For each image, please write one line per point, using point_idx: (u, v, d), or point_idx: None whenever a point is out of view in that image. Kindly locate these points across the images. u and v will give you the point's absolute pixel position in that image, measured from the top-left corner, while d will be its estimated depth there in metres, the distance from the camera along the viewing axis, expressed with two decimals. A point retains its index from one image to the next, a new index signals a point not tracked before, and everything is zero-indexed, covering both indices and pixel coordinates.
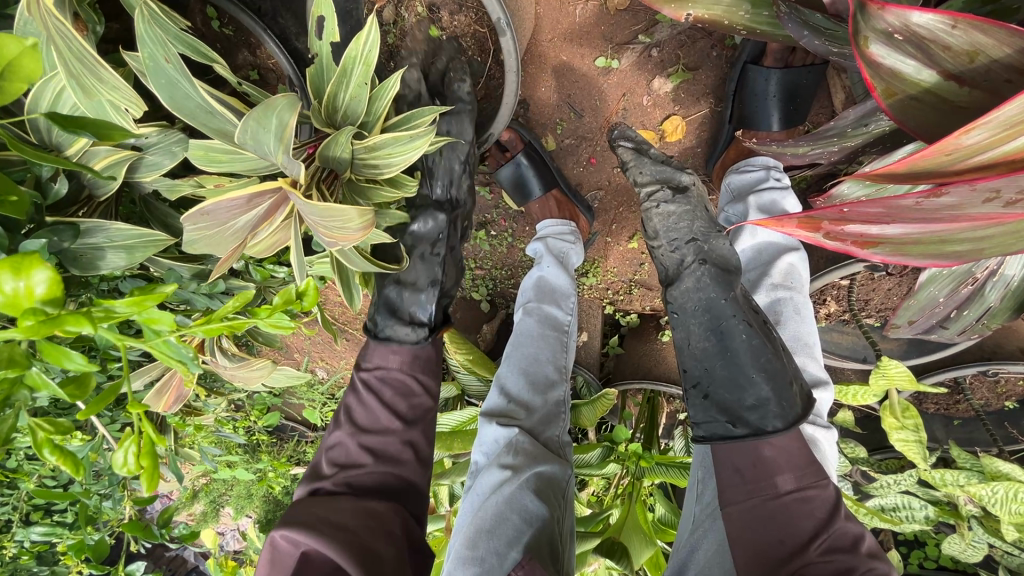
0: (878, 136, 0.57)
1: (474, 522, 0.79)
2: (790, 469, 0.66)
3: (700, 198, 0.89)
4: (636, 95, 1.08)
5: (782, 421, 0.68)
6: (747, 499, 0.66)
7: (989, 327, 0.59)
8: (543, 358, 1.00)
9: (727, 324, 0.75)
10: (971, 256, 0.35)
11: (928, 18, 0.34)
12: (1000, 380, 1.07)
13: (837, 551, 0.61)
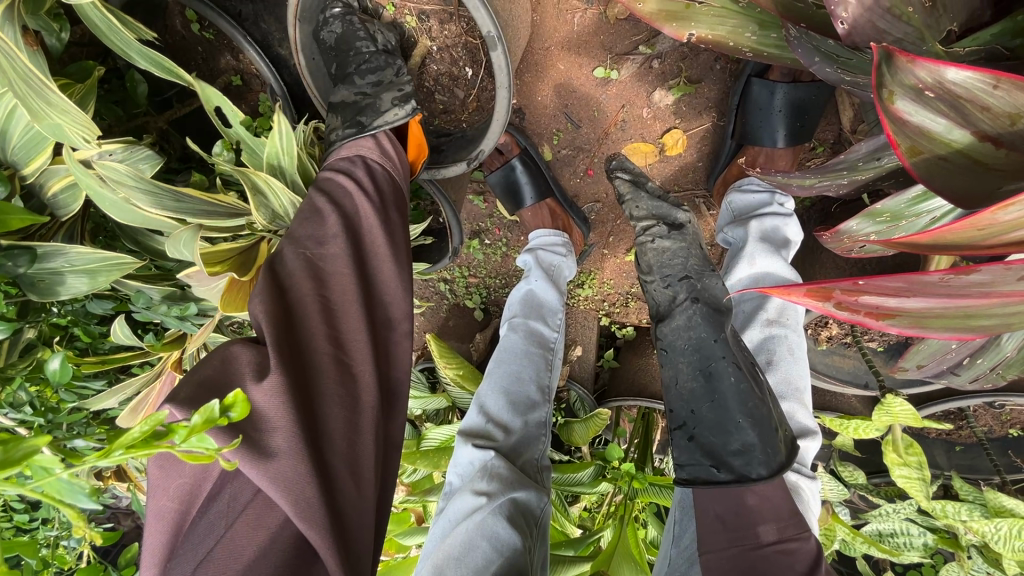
0: (890, 170, 0.54)
1: (444, 549, 0.76)
2: (768, 518, 0.67)
3: (695, 235, 0.93)
4: (636, 107, 1.04)
5: (765, 469, 0.68)
6: (727, 547, 0.66)
7: (1004, 377, 0.55)
8: (525, 378, 0.96)
9: (715, 365, 0.76)
10: (999, 331, 0.31)
11: (965, 75, 0.30)
12: (1005, 408, 1.04)
13: None
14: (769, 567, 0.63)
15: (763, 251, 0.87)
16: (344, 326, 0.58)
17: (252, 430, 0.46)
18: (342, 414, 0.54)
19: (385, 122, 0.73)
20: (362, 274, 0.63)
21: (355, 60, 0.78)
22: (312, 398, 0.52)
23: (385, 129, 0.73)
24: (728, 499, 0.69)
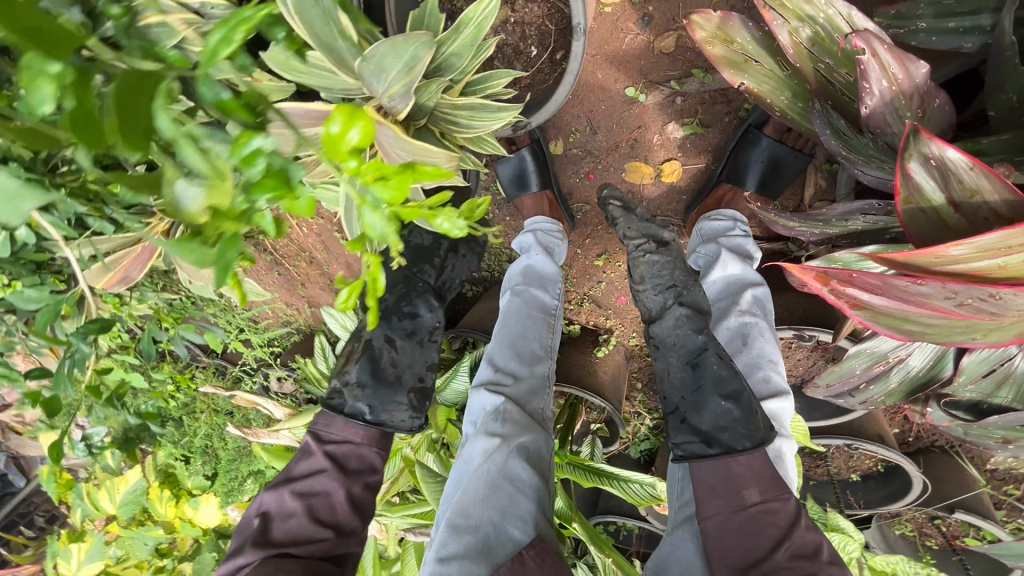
0: (851, 231, 0.71)
1: (470, 492, 0.96)
2: (753, 485, 0.84)
3: (679, 250, 1.08)
4: (649, 131, 1.18)
5: (747, 442, 0.86)
6: (720, 513, 0.84)
7: (883, 402, 0.75)
8: (530, 335, 1.15)
9: (701, 358, 0.95)
10: (918, 335, 0.47)
11: (958, 156, 0.49)
12: (854, 454, 1.30)
13: (800, 557, 0.79)
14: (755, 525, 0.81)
15: (732, 258, 1.06)
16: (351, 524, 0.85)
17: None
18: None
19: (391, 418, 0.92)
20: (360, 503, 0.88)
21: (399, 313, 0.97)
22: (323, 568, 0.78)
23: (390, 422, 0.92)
24: (723, 473, 0.86)
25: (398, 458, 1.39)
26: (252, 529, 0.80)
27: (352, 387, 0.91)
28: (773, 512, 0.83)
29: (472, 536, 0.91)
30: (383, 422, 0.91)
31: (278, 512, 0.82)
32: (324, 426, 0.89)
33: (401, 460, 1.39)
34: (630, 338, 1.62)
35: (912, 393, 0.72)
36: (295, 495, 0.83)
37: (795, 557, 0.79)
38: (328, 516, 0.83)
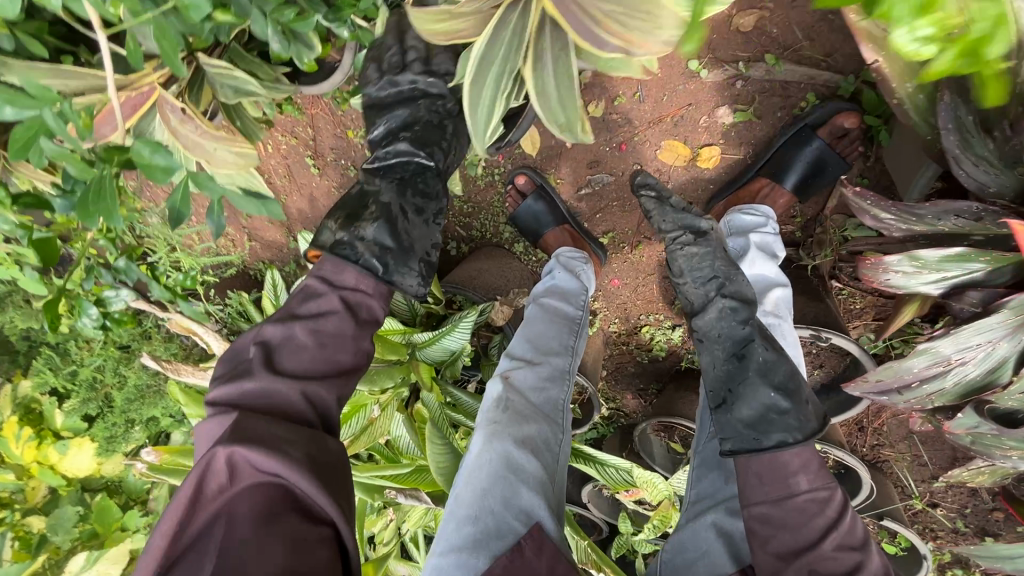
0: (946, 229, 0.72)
1: (474, 481, 0.99)
2: (801, 473, 0.88)
3: (718, 240, 1.08)
4: (699, 111, 1.15)
5: (792, 435, 0.90)
6: (766, 497, 0.88)
7: (930, 403, 0.77)
8: (549, 334, 1.22)
9: (749, 351, 0.97)
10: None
11: None
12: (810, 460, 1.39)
13: (845, 545, 0.84)
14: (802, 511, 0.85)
15: (762, 258, 1.08)
16: (340, 358, 0.88)
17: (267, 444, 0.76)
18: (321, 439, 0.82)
19: (404, 284, 0.94)
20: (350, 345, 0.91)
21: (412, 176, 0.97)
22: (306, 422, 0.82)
23: (401, 288, 0.94)
24: (771, 462, 0.89)
25: (368, 410, 1.27)
26: (258, 358, 0.84)
27: (366, 244, 0.92)
28: (819, 502, 0.87)
29: (472, 526, 0.94)
30: (394, 282, 0.93)
31: (285, 344, 0.86)
32: (332, 272, 0.90)
33: (371, 413, 1.26)
34: (612, 322, 1.61)
35: (962, 398, 0.75)
36: (305, 332, 0.86)
37: (837, 545, 0.84)
38: (329, 361, 0.87)
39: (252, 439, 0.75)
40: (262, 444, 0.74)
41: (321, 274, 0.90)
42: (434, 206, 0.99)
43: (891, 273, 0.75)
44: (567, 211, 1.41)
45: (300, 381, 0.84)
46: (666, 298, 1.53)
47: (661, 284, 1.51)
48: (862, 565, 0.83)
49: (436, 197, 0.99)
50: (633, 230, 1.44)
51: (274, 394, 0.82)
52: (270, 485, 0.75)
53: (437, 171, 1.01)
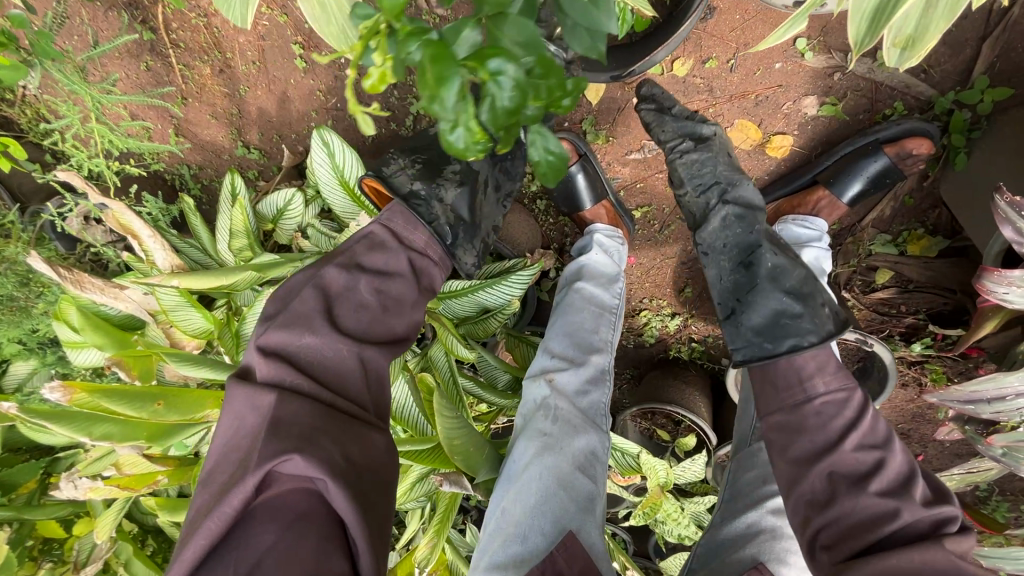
0: None
1: (520, 497, 0.83)
2: (817, 375, 0.85)
3: (721, 146, 1.08)
4: (786, 94, 1.11)
5: (809, 338, 0.88)
6: (781, 404, 0.87)
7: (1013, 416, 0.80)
8: (589, 327, 1.05)
9: (756, 257, 0.98)
10: None
11: None
12: None
13: (868, 448, 0.80)
14: (813, 416, 0.83)
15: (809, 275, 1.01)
16: (395, 322, 0.82)
17: (285, 428, 0.64)
18: (348, 432, 0.69)
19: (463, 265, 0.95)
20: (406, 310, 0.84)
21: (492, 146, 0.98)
22: (340, 404, 0.71)
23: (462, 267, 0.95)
24: (786, 370, 0.88)
25: None
26: (316, 305, 0.76)
27: (443, 207, 0.92)
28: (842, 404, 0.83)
29: (518, 549, 0.79)
30: (455, 254, 0.93)
31: (345, 297, 0.78)
32: (402, 226, 0.87)
33: None
34: None
35: None
36: (369, 290, 0.80)
37: (860, 446, 0.80)
38: (386, 327, 0.81)
39: (302, 435, 0.64)
40: (277, 428, 0.64)
41: (391, 226, 0.86)
42: (491, 189, 1.00)
43: (1007, 288, 0.77)
44: (606, 183, 1.28)
45: (354, 343, 0.76)
46: (674, 286, 1.48)
47: (673, 271, 1.46)
48: (888, 463, 0.78)
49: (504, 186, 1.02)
50: (665, 209, 1.36)
51: (331, 359, 0.73)
52: (310, 487, 0.65)
53: (519, 148, 1.01)
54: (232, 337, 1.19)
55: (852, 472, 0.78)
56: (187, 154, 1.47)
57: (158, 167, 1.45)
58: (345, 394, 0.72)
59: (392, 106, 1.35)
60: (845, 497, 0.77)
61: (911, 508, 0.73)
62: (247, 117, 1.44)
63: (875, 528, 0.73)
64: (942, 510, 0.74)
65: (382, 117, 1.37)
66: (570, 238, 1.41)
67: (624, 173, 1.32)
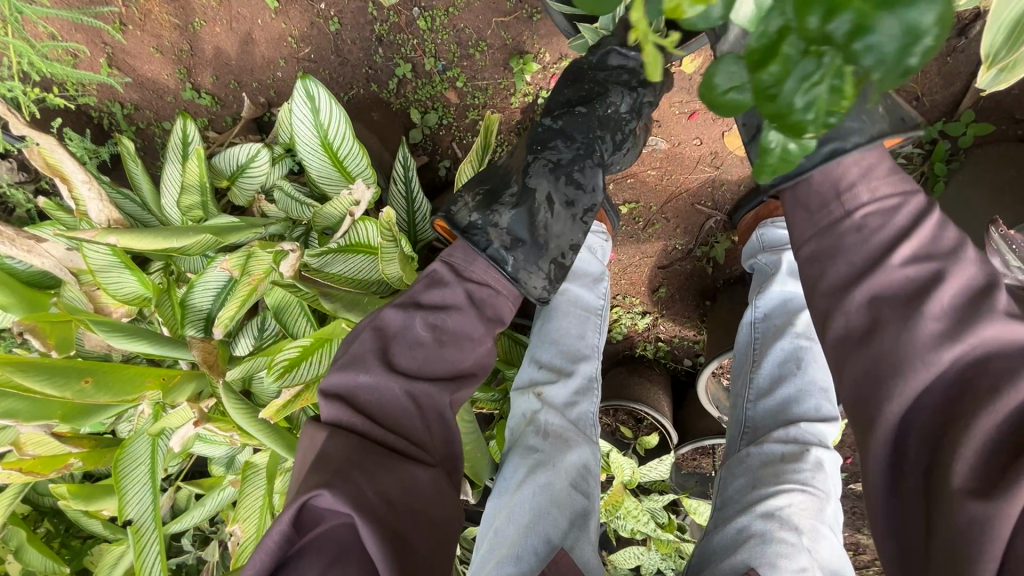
0: None
1: (514, 514, 0.80)
2: (861, 182, 0.63)
3: None
4: None
5: (851, 142, 0.64)
6: (815, 227, 0.65)
7: None
8: (575, 335, 0.99)
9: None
10: None
11: None
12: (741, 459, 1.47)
13: (922, 261, 0.56)
14: (852, 236, 0.61)
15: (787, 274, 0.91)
16: (457, 356, 0.74)
17: (324, 463, 0.60)
18: (393, 469, 0.62)
19: (528, 286, 0.83)
20: (467, 341, 0.75)
21: (554, 156, 0.87)
22: (389, 442, 0.65)
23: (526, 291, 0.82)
24: (825, 187, 0.65)
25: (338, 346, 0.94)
26: (371, 343, 0.71)
27: (499, 231, 0.81)
28: (885, 214, 0.60)
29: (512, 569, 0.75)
30: (517, 279, 0.81)
31: (402, 333, 0.72)
32: (462, 261, 0.78)
33: None
34: None
35: None
36: (424, 326, 0.73)
37: (923, 265, 0.56)
38: (446, 363, 0.73)
39: (335, 469, 0.59)
40: (317, 466, 0.60)
41: (450, 260, 0.78)
42: (559, 200, 0.86)
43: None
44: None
45: (408, 380, 0.69)
46: (649, 285, 1.46)
47: (650, 271, 1.44)
48: (950, 276, 0.55)
49: (582, 196, 0.87)
50: (651, 207, 1.35)
51: (384, 399, 0.68)
52: (350, 530, 0.58)
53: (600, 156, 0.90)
54: (173, 306, 1.01)
55: (901, 292, 0.56)
56: (124, 90, 1.26)
57: (85, 100, 1.24)
58: (399, 433, 0.67)
59: (375, 64, 1.23)
60: (892, 322, 0.55)
61: (980, 330, 0.51)
62: (201, 56, 1.25)
63: (939, 369, 0.52)
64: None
65: (362, 76, 1.24)
66: None
67: None
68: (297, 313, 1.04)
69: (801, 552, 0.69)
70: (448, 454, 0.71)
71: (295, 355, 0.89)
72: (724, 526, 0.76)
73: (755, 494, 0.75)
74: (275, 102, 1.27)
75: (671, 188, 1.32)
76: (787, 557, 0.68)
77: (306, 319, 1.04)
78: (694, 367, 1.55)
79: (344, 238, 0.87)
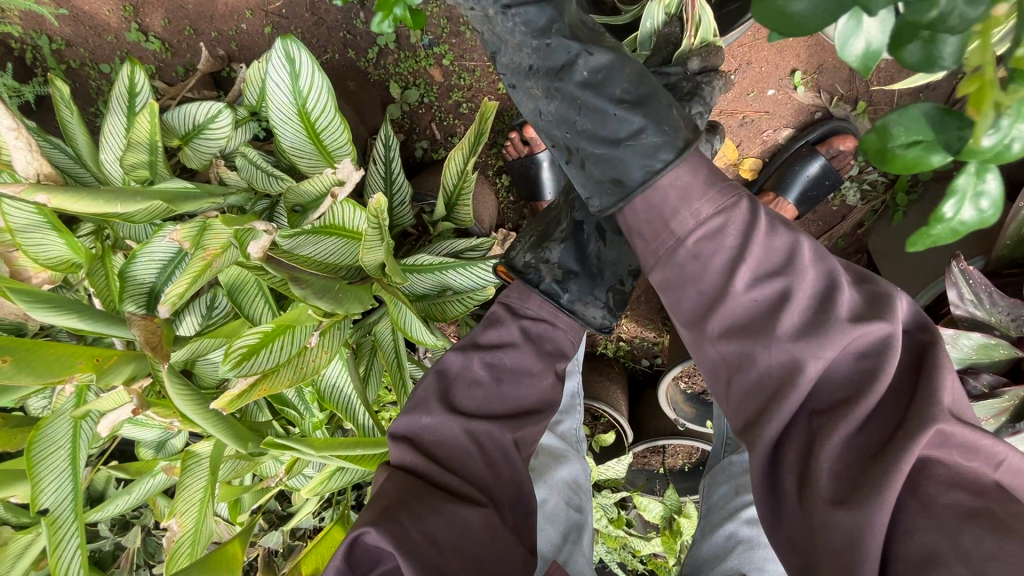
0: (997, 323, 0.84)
1: None
2: (682, 206, 0.59)
3: None
4: (769, 120, 1.13)
5: (646, 171, 0.62)
6: (658, 261, 0.61)
7: None
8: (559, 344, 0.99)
9: (567, 71, 0.69)
10: None
11: None
12: (688, 459, 1.52)
13: (767, 274, 0.55)
14: (691, 265, 0.58)
15: None
16: (516, 393, 0.74)
17: (376, 501, 0.63)
18: (443, 510, 0.63)
19: (586, 318, 0.80)
20: (524, 379, 0.75)
21: None
22: (443, 482, 0.66)
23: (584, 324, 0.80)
24: (648, 221, 0.62)
25: (301, 334, 0.87)
26: (433, 386, 0.73)
27: (550, 267, 0.80)
28: (716, 237, 0.57)
29: None
30: (574, 313, 0.79)
31: (462, 376, 0.74)
32: (519, 299, 0.78)
33: (306, 339, 0.87)
34: None
35: None
36: (481, 365, 0.74)
37: (772, 290, 0.54)
38: (508, 401, 0.73)
39: (384, 506, 0.61)
40: (371, 506, 0.63)
41: (507, 301, 0.78)
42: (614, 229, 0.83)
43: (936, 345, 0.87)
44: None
45: (467, 420, 0.70)
46: None
47: None
48: (796, 293, 0.53)
49: None
50: None
51: (446, 440, 0.70)
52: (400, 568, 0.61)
53: None
54: (108, 277, 0.92)
55: (751, 320, 0.55)
56: (56, 22, 1.10)
57: (4, 28, 1.07)
58: (459, 473, 0.68)
59: (355, 29, 1.14)
60: (759, 348, 0.54)
61: (822, 351, 0.51)
62: None
63: (788, 394, 0.52)
64: (873, 330, 0.50)
65: (339, 41, 1.15)
66: (526, 220, 1.32)
67: None
68: (254, 294, 0.95)
69: (782, 555, 0.68)
70: (515, 492, 0.71)
71: (254, 342, 0.81)
72: (712, 532, 0.75)
73: (738, 502, 0.74)
74: (237, 57, 1.15)
75: None
76: (773, 559, 0.68)
77: (263, 301, 0.96)
78: (651, 367, 1.58)
79: (320, 219, 0.79)
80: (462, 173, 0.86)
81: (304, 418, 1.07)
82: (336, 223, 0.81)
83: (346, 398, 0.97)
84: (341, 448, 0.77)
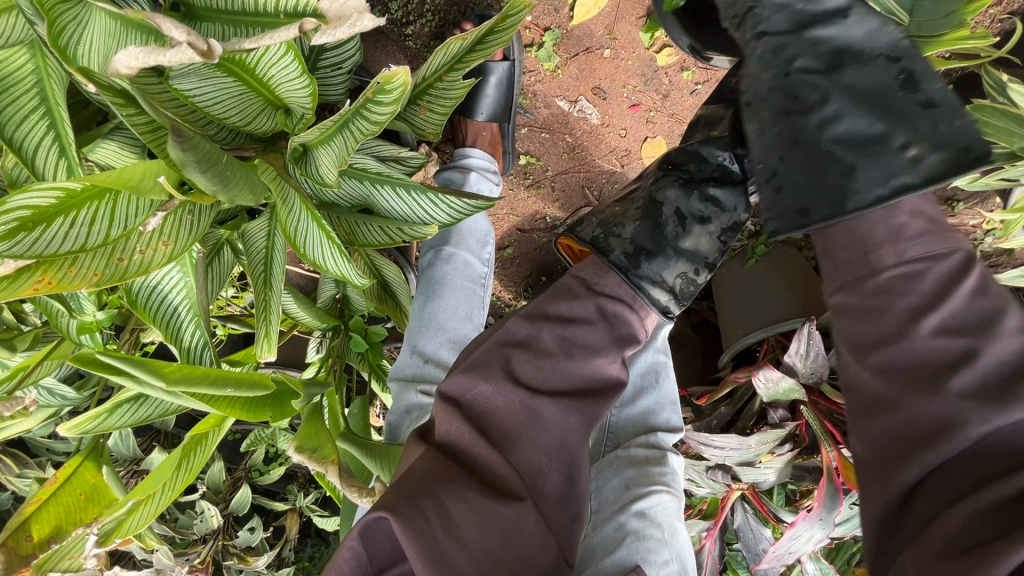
0: (805, 370, 1.07)
1: None
2: (890, 243, 0.59)
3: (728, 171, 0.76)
4: None
5: (876, 195, 0.61)
6: (846, 282, 0.62)
7: (718, 455, 1.12)
8: (461, 314, 0.90)
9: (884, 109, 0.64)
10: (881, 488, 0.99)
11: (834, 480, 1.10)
12: None
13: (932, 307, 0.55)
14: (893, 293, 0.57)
15: None
16: (571, 370, 0.61)
17: (407, 476, 0.52)
18: (470, 495, 0.50)
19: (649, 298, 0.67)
20: (581, 368, 0.61)
21: (709, 169, 0.71)
22: (484, 465, 0.54)
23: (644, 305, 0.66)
24: (848, 246, 0.62)
25: (132, 205, 0.55)
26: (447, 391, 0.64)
27: (621, 241, 0.70)
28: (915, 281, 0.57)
29: None
30: (636, 289, 0.67)
31: (529, 345, 0.62)
32: (594, 275, 0.67)
33: (139, 219, 0.55)
34: None
35: (733, 460, 1.13)
36: (550, 336, 0.62)
37: (950, 332, 0.54)
38: (569, 375, 0.61)
39: (407, 490, 0.49)
40: (399, 483, 0.51)
41: (580, 274, 0.67)
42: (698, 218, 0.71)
43: (764, 382, 1.07)
44: (512, 110, 1.07)
45: (530, 398, 0.58)
46: (501, 242, 1.31)
47: (508, 228, 1.29)
48: (979, 355, 0.52)
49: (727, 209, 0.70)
50: (547, 169, 1.19)
51: (498, 411, 0.57)
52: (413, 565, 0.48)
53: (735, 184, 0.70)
54: None
55: (925, 369, 0.54)
56: None
57: None
58: (505, 456, 0.55)
59: None
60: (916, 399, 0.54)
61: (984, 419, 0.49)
62: None
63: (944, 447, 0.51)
64: (997, 408, 0.49)
65: None
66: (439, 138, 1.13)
67: (539, 112, 1.12)
68: (27, 106, 0.56)
69: (665, 547, 0.74)
70: (566, 489, 0.58)
71: (47, 205, 0.48)
72: (601, 524, 0.78)
73: (628, 495, 0.79)
74: None
75: (578, 157, 1.17)
76: (655, 550, 0.73)
77: (44, 122, 0.57)
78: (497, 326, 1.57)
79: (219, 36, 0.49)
80: (450, 67, 0.64)
81: (73, 315, 0.75)
82: (244, 60, 0.53)
83: (172, 310, 0.67)
84: (204, 385, 0.52)
